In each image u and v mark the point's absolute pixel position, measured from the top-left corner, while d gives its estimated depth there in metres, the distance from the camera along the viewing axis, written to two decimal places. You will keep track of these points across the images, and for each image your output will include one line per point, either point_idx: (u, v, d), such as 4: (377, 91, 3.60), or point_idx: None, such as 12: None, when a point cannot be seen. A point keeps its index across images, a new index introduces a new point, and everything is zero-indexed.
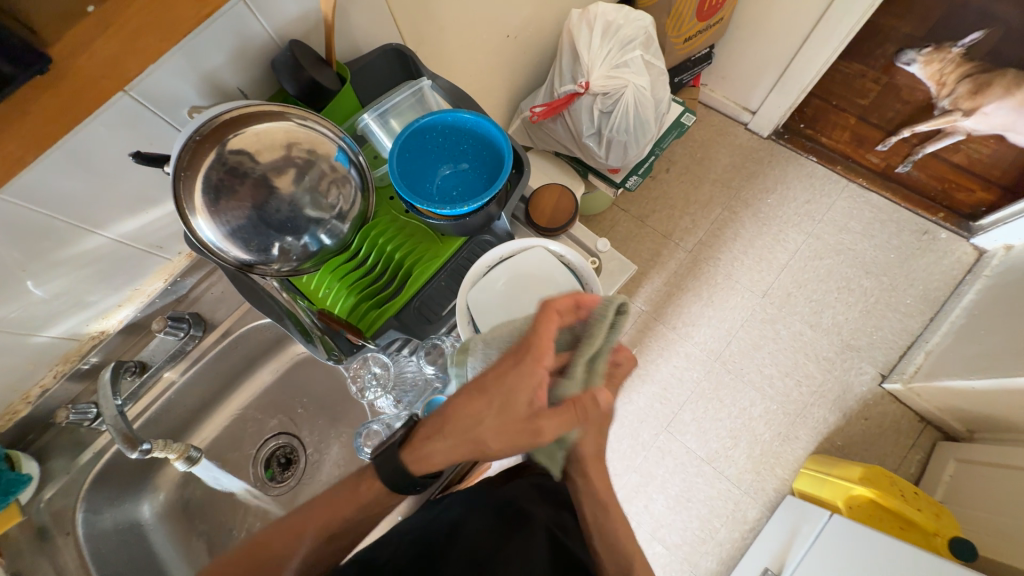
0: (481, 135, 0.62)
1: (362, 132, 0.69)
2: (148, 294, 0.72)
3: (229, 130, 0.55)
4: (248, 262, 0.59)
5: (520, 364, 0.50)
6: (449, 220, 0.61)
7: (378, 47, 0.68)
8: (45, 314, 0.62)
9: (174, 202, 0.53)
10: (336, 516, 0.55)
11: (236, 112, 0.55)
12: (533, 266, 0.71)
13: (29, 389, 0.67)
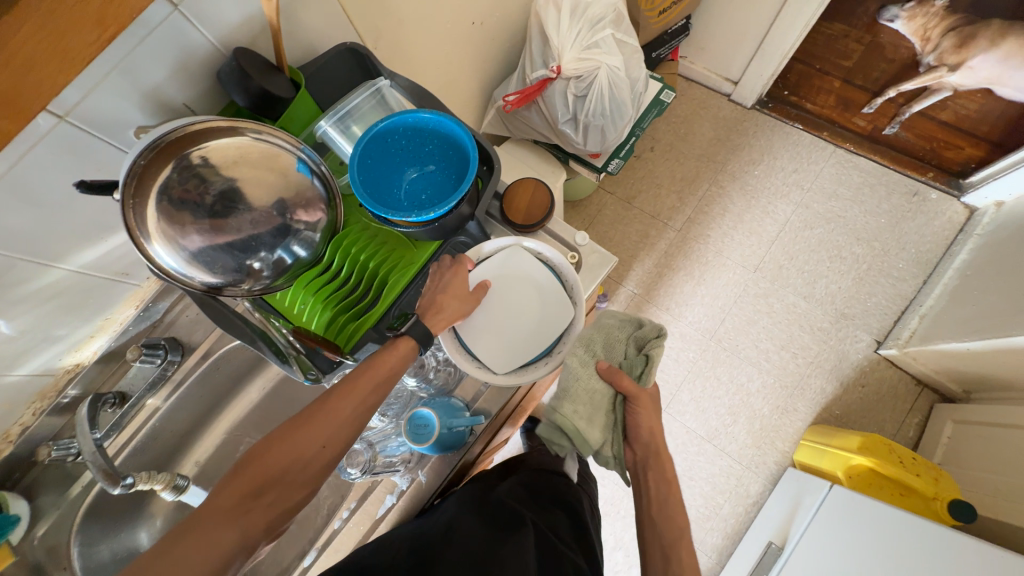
0: (445, 134, 0.60)
1: (321, 140, 0.66)
2: (121, 322, 0.70)
3: (178, 150, 0.52)
4: (216, 285, 0.57)
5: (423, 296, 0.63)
6: (419, 226, 0.59)
7: (332, 48, 0.65)
8: (12, 354, 0.60)
9: (126, 231, 0.50)
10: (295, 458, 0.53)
11: (182, 130, 0.52)
12: (516, 268, 0.70)
13: (8, 428, 0.66)
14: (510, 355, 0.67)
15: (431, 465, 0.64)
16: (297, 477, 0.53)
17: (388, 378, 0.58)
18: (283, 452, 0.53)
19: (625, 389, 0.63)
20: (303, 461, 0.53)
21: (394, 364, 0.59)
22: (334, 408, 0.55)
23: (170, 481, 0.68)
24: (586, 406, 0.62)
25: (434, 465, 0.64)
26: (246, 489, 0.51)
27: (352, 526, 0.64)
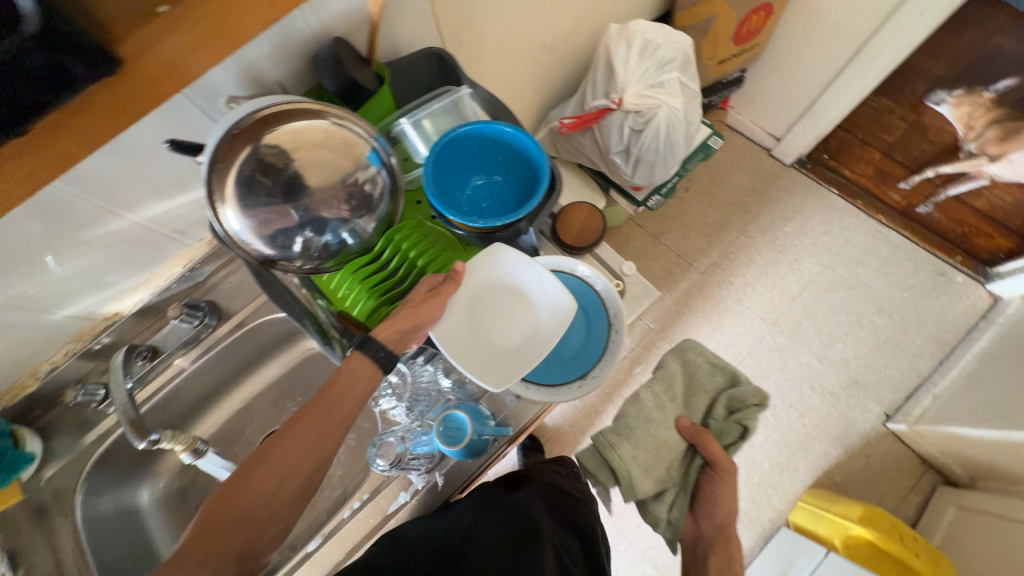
0: (516, 149, 0.61)
1: (396, 134, 0.69)
2: (166, 279, 0.72)
3: (266, 124, 0.54)
4: (270, 257, 0.58)
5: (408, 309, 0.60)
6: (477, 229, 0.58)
7: (419, 51, 0.67)
8: (60, 294, 0.61)
9: (205, 192, 0.53)
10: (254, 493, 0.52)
11: (273, 108, 0.55)
12: (497, 268, 0.65)
13: (39, 364, 0.66)
14: (501, 367, 0.63)
15: (452, 469, 0.65)
16: (265, 511, 0.52)
17: (352, 399, 0.58)
18: (248, 488, 0.52)
19: (707, 453, 0.67)
20: (282, 487, 0.53)
21: (362, 387, 0.58)
22: (297, 428, 0.55)
23: (189, 444, 0.69)
24: (647, 453, 0.67)
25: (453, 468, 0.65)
26: (216, 530, 0.50)
27: (363, 516, 0.65)
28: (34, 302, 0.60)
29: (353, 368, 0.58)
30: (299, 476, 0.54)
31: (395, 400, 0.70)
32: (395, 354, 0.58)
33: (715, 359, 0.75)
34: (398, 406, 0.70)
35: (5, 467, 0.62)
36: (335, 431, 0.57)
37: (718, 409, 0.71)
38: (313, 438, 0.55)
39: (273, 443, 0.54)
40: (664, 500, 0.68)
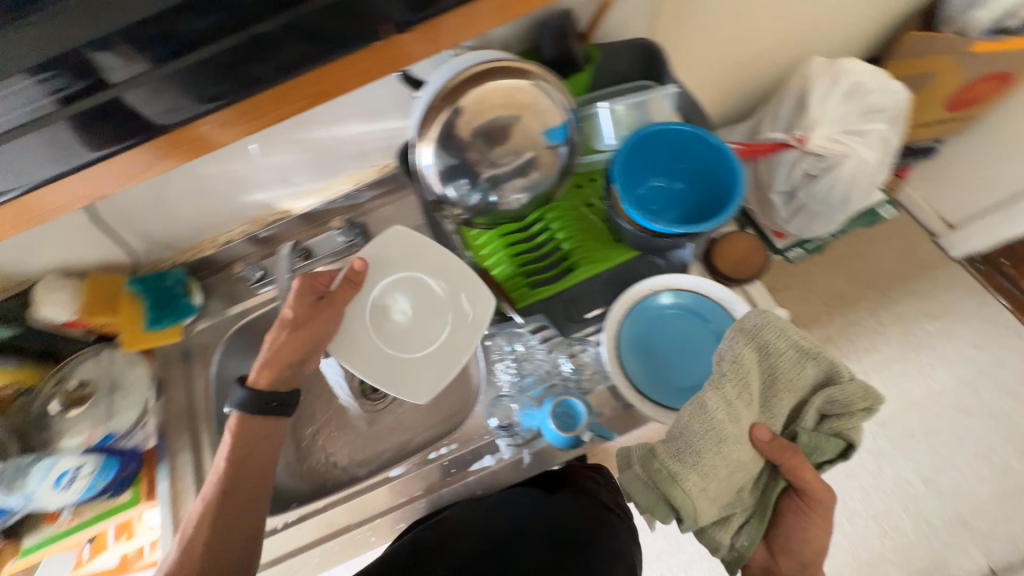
0: (719, 167, 0.57)
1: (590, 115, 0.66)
2: (336, 192, 0.79)
3: (484, 76, 0.56)
4: (441, 199, 0.61)
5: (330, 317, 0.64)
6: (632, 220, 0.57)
7: (634, 41, 0.66)
8: (258, 180, 0.70)
9: (416, 126, 0.57)
10: (242, 471, 0.61)
11: (499, 62, 0.57)
12: (395, 248, 0.67)
13: (220, 234, 0.78)
14: (435, 373, 0.64)
15: (538, 449, 0.63)
16: (260, 483, 0.61)
17: (265, 428, 0.63)
18: (236, 475, 0.60)
19: (796, 474, 0.55)
20: (238, 506, 0.59)
21: (249, 427, 0.63)
22: (227, 471, 0.60)
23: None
24: (717, 484, 0.53)
25: (542, 450, 0.63)
26: (222, 509, 0.59)
27: (447, 462, 0.66)
28: (239, 181, 0.69)
29: (245, 418, 0.63)
30: (242, 491, 0.60)
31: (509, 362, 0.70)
32: (277, 393, 0.64)
33: (804, 343, 0.56)
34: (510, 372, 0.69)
35: (177, 310, 0.72)
36: (268, 446, 0.63)
37: (814, 411, 0.56)
38: (240, 487, 0.60)
39: (218, 492, 0.59)
40: (734, 527, 0.57)
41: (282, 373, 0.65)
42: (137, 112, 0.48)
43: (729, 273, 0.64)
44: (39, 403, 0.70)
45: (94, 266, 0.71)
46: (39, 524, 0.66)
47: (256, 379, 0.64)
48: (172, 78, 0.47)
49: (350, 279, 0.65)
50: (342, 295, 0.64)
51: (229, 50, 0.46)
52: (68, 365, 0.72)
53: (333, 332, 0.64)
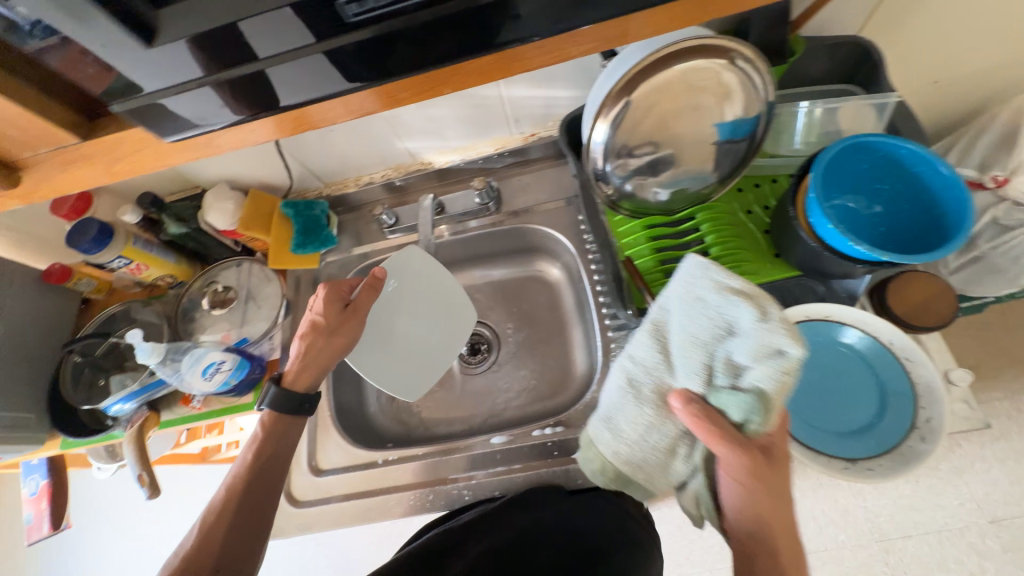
0: (935, 197, 0.50)
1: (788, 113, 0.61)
2: (477, 153, 0.79)
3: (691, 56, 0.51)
4: (601, 177, 0.61)
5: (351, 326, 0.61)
6: (816, 232, 0.52)
7: (861, 40, 0.59)
8: (414, 128, 0.71)
9: (601, 102, 0.54)
10: (263, 463, 0.57)
11: (714, 40, 0.50)
12: (411, 263, 0.69)
13: (363, 174, 0.81)
14: (422, 378, 0.68)
15: None
16: (276, 476, 0.58)
17: (289, 429, 0.60)
18: (255, 467, 0.57)
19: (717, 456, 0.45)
20: (257, 502, 0.56)
21: (275, 426, 0.59)
22: (251, 467, 0.57)
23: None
24: (651, 459, 0.50)
25: None
26: (238, 501, 0.55)
27: (552, 443, 0.64)
28: (398, 127, 0.70)
29: (273, 417, 0.59)
30: (259, 486, 0.57)
31: None
32: (309, 394, 0.60)
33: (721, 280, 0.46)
34: None
35: (319, 238, 0.77)
36: (291, 444, 0.60)
37: (705, 353, 0.45)
38: (263, 479, 0.57)
39: (242, 485, 0.56)
40: None
41: (314, 375, 0.60)
42: (273, 82, 0.37)
43: (904, 318, 0.57)
44: (189, 299, 0.78)
45: (256, 184, 0.77)
46: (178, 403, 0.74)
47: (290, 379, 0.60)
48: (326, 57, 0.36)
49: (366, 284, 0.62)
50: (366, 300, 0.62)
51: (407, 29, 0.34)
52: (213, 271, 0.79)
53: (354, 341, 0.62)
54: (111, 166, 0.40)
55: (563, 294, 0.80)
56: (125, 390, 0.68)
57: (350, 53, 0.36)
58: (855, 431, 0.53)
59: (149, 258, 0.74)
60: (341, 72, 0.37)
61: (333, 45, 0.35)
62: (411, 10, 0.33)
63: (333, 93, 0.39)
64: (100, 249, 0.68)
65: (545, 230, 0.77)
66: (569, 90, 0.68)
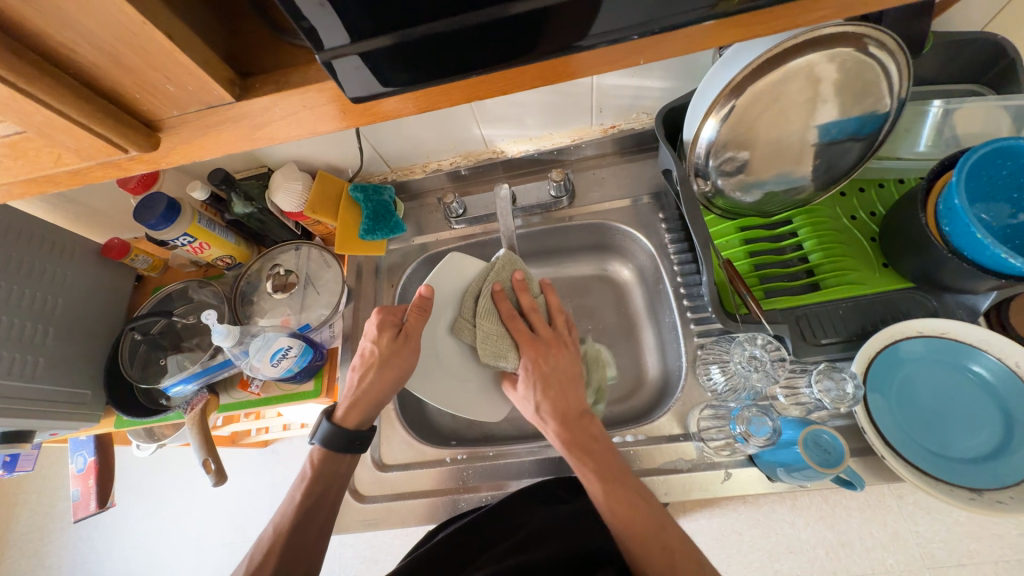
0: None
1: (912, 113, 0.58)
2: (552, 144, 0.76)
3: (830, 47, 0.46)
4: (700, 171, 0.58)
5: (409, 357, 0.56)
6: (953, 246, 0.49)
7: (998, 37, 0.55)
8: (493, 115, 0.68)
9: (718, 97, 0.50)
10: (315, 496, 0.55)
11: (859, 27, 0.44)
12: (460, 273, 0.62)
13: (431, 161, 0.78)
14: (496, 397, 0.64)
15: (745, 472, 0.55)
16: (326, 508, 0.56)
17: (343, 465, 0.58)
18: (308, 499, 0.55)
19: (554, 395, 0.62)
20: (306, 539, 0.53)
21: (329, 465, 0.57)
22: (302, 507, 0.54)
23: None
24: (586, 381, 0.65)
25: (753, 474, 0.55)
26: (288, 535, 0.53)
27: (633, 452, 0.59)
28: (479, 112, 0.67)
29: (326, 455, 0.57)
30: (313, 523, 0.54)
31: (717, 367, 0.60)
32: (361, 433, 0.57)
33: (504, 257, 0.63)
34: (719, 380, 0.59)
35: (388, 226, 0.74)
36: (342, 480, 0.58)
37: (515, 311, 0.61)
38: (313, 518, 0.54)
39: (291, 524, 0.53)
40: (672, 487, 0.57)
41: (367, 411, 0.58)
42: (335, 80, 0.30)
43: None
44: (248, 282, 0.75)
45: (323, 166, 0.75)
46: (236, 387, 0.72)
47: (344, 415, 0.58)
48: (360, 60, 0.29)
49: (417, 308, 0.57)
50: (417, 326, 0.56)
51: (431, 38, 0.28)
52: (273, 253, 0.76)
53: (410, 369, 0.57)
54: (252, 134, 0.35)
55: (632, 296, 0.77)
56: (187, 371, 0.66)
57: (390, 55, 0.29)
58: (977, 457, 0.49)
59: (212, 237, 0.71)
60: (375, 77, 0.30)
61: (370, 46, 0.28)
62: (431, 17, 0.27)
63: (382, 95, 0.32)
64: (168, 226, 0.65)
65: (622, 228, 0.74)
66: (663, 80, 0.64)
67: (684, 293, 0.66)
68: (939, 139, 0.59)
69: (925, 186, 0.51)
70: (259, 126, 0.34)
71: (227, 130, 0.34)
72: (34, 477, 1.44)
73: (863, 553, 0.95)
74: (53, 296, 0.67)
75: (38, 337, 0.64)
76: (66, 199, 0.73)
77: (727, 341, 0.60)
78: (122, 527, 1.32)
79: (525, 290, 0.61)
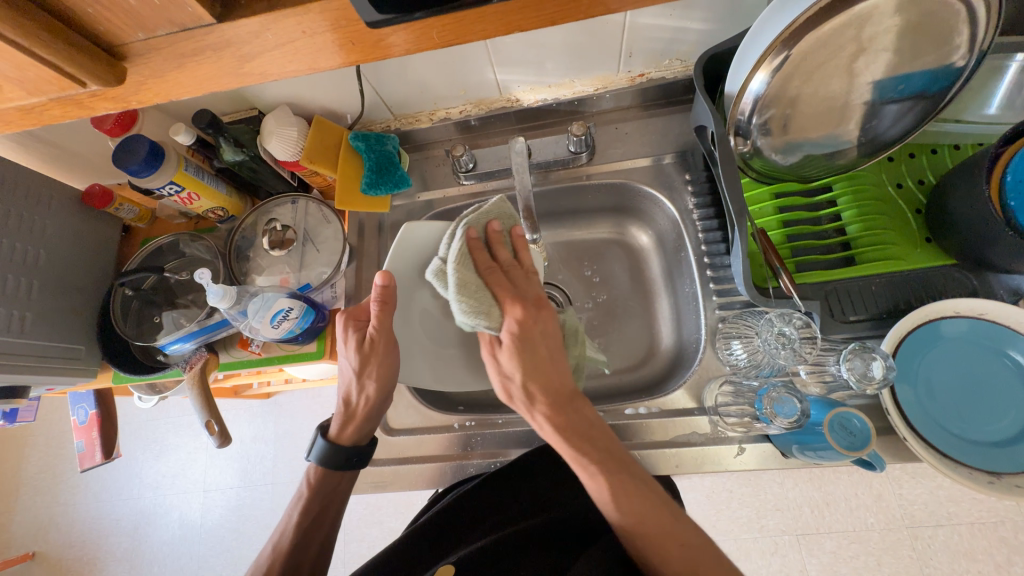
0: None
1: (986, 71, 0.52)
2: (572, 93, 0.69)
3: None
4: (740, 131, 0.52)
5: (388, 356, 0.52)
6: (1014, 223, 0.45)
7: None
8: (507, 56, 0.60)
9: (773, 45, 0.43)
10: (307, 515, 0.54)
11: None
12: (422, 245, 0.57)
13: (439, 108, 0.71)
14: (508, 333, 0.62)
15: (759, 448, 0.54)
16: (324, 521, 0.55)
17: (343, 482, 0.57)
18: (304, 518, 0.54)
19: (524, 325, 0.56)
20: (305, 557, 0.53)
21: (327, 482, 0.56)
22: (302, 524, 0.54)
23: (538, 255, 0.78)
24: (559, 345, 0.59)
25: (767, 450, 0.54)
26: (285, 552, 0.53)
27: (646, 424, 0.58)
28: (493, 52, 0.60)
29: (324, 473, 0.55)
30: (316, 539, 0.54)
31: (739, 341, 0.57)
32: (358, 447, 0.56)
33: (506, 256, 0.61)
34: (741, 354, 0.57)
35: (392, 180, 0.68)
36: (343, 493, 0.57)
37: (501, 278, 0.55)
38: (314, 534, 0.54)
39: (291, 543, 0.53)
40: (686, 461, 0.56)
41: (363, 424, 0.56)
42: None
43: None
44: (242, 236, 0.70)
45: (319, 111, 0.68)
46: (236, 346, 0.70)
47: (339, 431, 0.56)
48: None
49: (378, 305, 0.50)
50: (387, 320, 0.51)
51: None
52: (268, 206, 0.71)
53: (393, 371, 0.53)
54: (240, 67, 0.31)
55: (649, 263, 0.74)
56: (183, 330, 0.63)
57: None
58: (1000, 441, 0.48)
59: (202, 187, 0.65)
60: None
61: None
62: None
63: (397, 20, 0.29)
64: (151, 173, 0.59)
65: (644, 189, 0.68)
66: (705, 20, 0.56)
67: (708, 262, 0.63)
68: (1011, 98, 0.53)
69: (992, 155, 0.46)
70: (241, 56, 0.30)
71: (208, 59, 0.30)
72: (41, 421, 1.47)
73: (847, 513, 0.98)
74: (33, 247, 0.62)
75: (22, 292, 0.60)
76: (38, 139, 0.66)
77: (753, 316, 0.58)
78: (130, 470, 1.36)
79: (499, 241, 0.53)
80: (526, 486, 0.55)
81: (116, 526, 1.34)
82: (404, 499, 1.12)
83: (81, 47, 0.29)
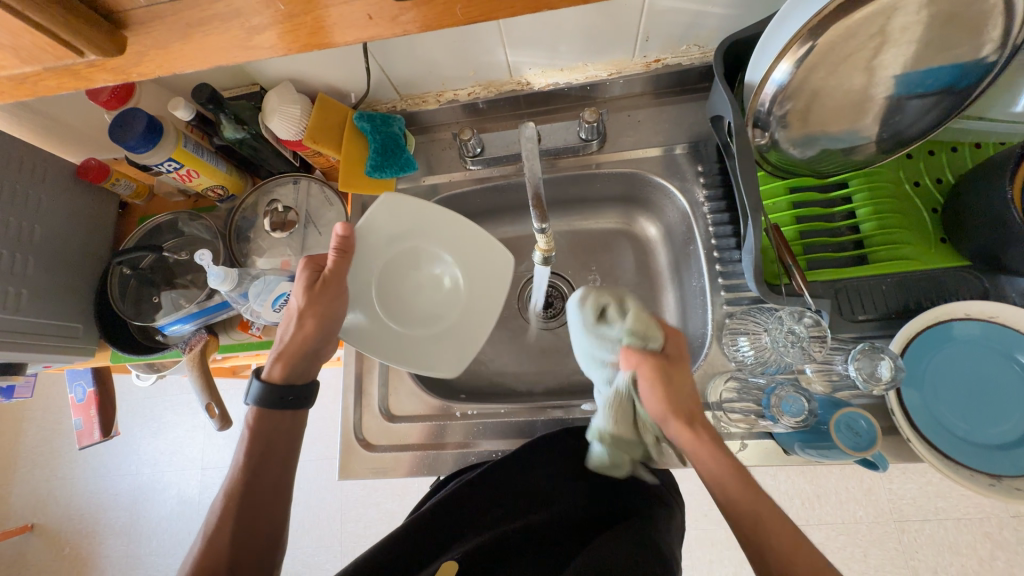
0: None
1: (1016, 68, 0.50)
2: (585, 77, 0.66)
3: None
4: (758, 123, 0.51)
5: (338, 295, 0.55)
6: None
7: None
8: (520, 36, 0.58)
9: (801, 33, 0.41)
10: (253, 457, 0.51)
11: None
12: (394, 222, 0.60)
13: (446, 90, 0.69)
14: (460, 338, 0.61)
15: (761, 444, 0.55)
16: (275, 463, 0.52)
17: (288, 421, 0.54)
18: (251, 460, 0.51)
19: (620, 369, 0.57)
20: (261, 500, 0.50)
21: (270, 420, 0.53)
22: (248, 466, 0.51)
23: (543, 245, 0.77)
24: None
25: (769, 446, 0.55)
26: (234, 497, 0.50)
27: None
28: (505, 32, 0.57)
29: (263, 413, 0.53)
30: (266, 478, 0.51)
31: (746, 338, 0.57)
32: (294, 387, 0.54)
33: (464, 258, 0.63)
34: (748, 351, 0.57)
35: (398, 163, 0.66)
36: (291, 431, 0.55)
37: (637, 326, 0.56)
38: (265, 474, 0.51)
39: (241, 486, 0.50)
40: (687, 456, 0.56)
41: (298, 365, 0.55)
42: None
43: None
44: (243, 216, 0.68)
45: (323, 89, 0.65)
46: (236, 328, 0.69)
47: (272, 370, 0.55)
48: None
49: (337, 252, 0.53)
50: (339, 272, 0.54)
51: None
52: (268, 186, 0.69)
53: (336, 314, 0.55)
54: (248, 40, 0.30)
55: (656, 256, 0.73)
56: (182, 311, 0.62)
57: None
58: (1003, 444, 0.48)
59: (202, 165, 0.63)
60: None
61: None
62: None
63: None
64: (149, 149, 0.57)
65: (655, 180, 0.67)
66: (726, 6, 0.54)
67: (717, 257, 0.62)
68: None
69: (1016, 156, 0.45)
70: (250, 28, 0.29)
71: (213, 29, 0.29)
72: (39, 396, 1.46)
73: (838, 505, 1.00)
74: (28, 222, 0.60)
75: (17, 267, 0.59)
76: (32, 110, 0.64)
77: (761, 313, 0.57)
78: (129, 445, 1.36)
79: None
80: (524, 476, 0.55)
81: (115, 500, 1.35)
82: (400, 481, 1.13)
83: (78, 12, 0.27)
